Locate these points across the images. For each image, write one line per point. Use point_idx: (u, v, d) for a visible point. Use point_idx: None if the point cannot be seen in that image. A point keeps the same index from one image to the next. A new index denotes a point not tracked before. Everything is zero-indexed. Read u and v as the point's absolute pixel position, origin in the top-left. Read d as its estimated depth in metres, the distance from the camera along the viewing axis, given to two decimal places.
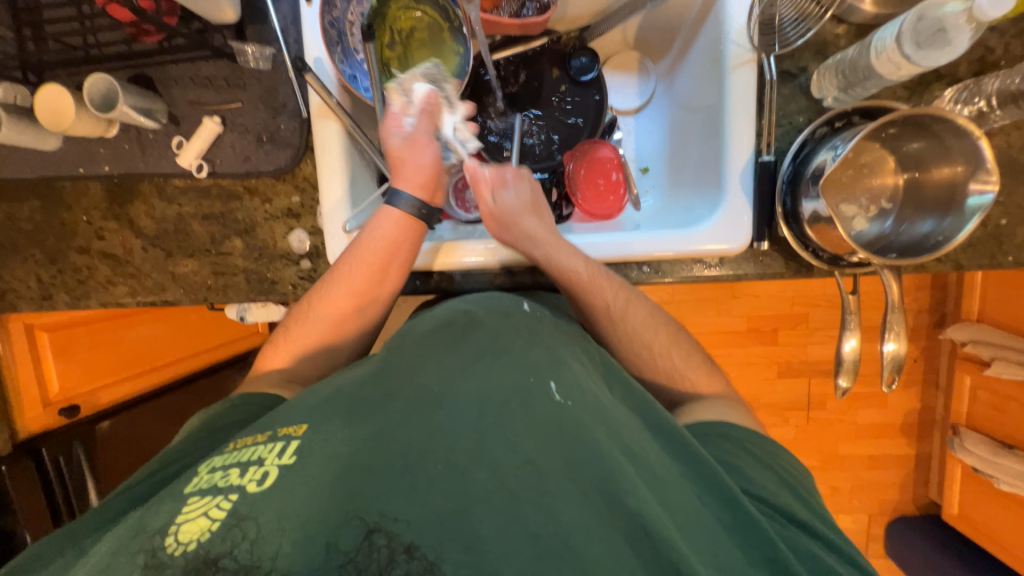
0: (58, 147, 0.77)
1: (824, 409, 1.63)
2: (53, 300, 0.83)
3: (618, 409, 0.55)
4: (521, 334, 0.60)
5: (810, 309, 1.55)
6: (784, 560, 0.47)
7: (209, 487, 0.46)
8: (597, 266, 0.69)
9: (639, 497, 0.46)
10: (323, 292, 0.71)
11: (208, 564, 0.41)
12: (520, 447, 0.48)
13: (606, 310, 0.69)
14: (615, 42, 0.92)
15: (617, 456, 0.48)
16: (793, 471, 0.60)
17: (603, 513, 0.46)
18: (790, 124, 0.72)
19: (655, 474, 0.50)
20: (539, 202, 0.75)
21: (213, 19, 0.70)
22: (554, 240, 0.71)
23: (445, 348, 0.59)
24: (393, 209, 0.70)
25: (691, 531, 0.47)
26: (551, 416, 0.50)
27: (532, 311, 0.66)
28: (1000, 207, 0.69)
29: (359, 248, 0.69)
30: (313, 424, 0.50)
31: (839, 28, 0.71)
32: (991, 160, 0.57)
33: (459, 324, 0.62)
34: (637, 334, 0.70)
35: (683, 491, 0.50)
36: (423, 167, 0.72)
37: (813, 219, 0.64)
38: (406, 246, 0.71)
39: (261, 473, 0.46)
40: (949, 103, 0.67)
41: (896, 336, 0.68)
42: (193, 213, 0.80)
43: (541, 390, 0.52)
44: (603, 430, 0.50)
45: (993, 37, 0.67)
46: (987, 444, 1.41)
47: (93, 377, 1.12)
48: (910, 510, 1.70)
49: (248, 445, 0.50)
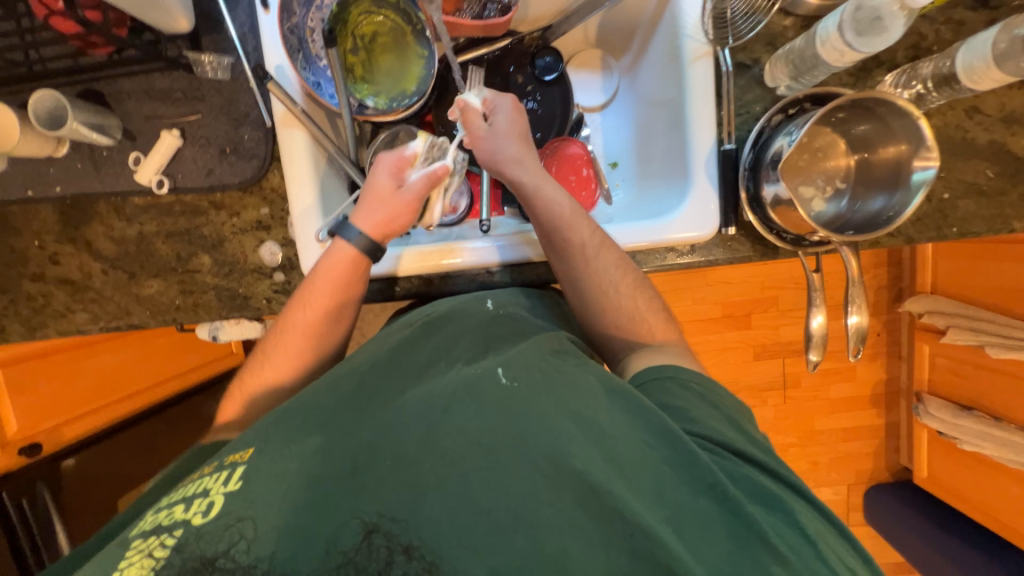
0: (3, 169, 0.73)
1: (799, 387, 1.70)
2: (5, 332, 0.79)
3: (565, 373, 0.54)
4: (475, 337, 0.61)
5: (780, 292, 1.61)
6: (723, 489, 0.47)
7: (153, 527, 0.46)
8: (577, 203, 0.70)
9: (583, 457, 0.46)
10: (278, 337, 0.68)
11: (205, 564, 0.42)
12: (469, 431, 0.47)
13: (581, 248, 0.68)
14: (577, 41, 0.94)
15: (558, 421, 0.48)
16: (738, 408, 0.60)
17: (551, 477, 0.45)
18: (748, 113, 0.75)
19: (602, 432, 0.49)
20: (525, 132, 0.75)
21: (166, 29, 0.68)
22: (539, 170, 0.71)
23: (402, 349, 0.61)
24: (346, 244, 0.68)
25: (635, 480, 0.47)
26: (500, 399, 0.49)
27: (495, 309, 0.68)
28: (942, 182, 0.74)
29: (306, 288, 0.68)
30: (262, 446, 0.50)
31: (787, 20, 0.74)
32: (931, 137, 0.60)
33: (418, 326, 0.65)
34: (608, 277, 0.68)
35: (628, 440, 0.49)
36: (394, 222, 0.70)
37: (775, 202, 0.67)
38: (360, 278, 0.69)
39: (206, 504, 0.46)
40: (890, 87, 0.72)
41: (858, 309, 0.71)
42: (156, 231, 0.77)
43: (489, 376, 0.52)
44: (545, 398, 0.50)
45: (924, 25, 0.72)
46: (948, 407, 1.49)
47: (52, 413, 1.05)
48: (884, 476, 1.79)
49: (194, 479, 0.50)
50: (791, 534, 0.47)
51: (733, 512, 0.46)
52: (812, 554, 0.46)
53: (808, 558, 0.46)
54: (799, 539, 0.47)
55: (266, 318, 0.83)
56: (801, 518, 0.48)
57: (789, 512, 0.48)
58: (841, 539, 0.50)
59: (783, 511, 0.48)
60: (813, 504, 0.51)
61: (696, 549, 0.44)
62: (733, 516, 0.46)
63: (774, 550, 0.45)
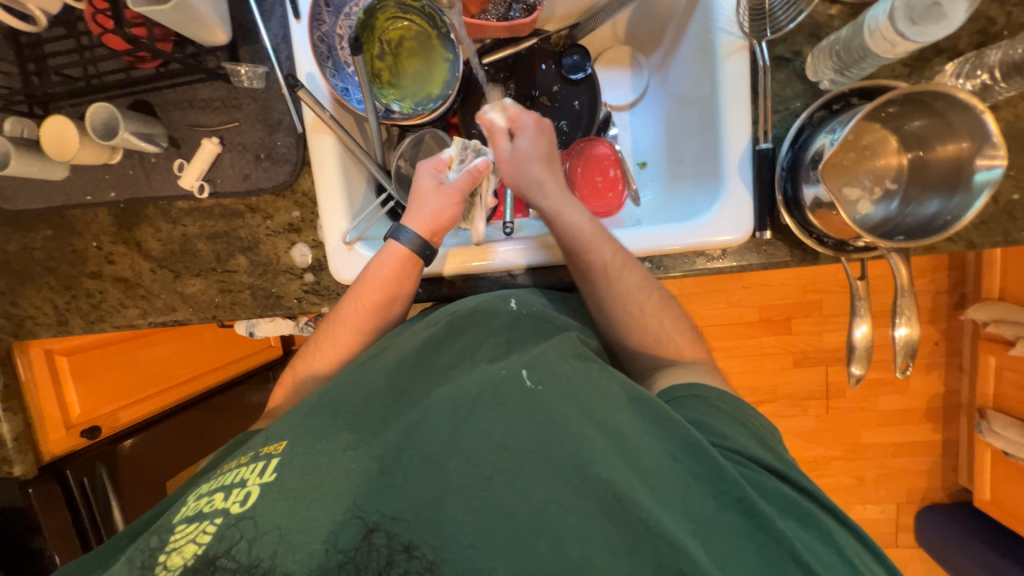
0: (66, 176, 0.79)
1: (843, 397, 1.59)
2: (68, 325, 0.86)
3: (590, 379, 0.53)
4: (500, 337, 0.61)
5: (824, 296, 1.52)
6: (751, 502, 0.45)
7: (194, 514, 0.47)
8: (600, 224, 0.69)
9: (606, 463, 0.45)
10: (330, 327, 0.71)
11: (207, 564, 0.43)
12: (492, 434, 0.47)
13: (602, 267, 0.67)
14: (606, 38, 0.92)
15: (581, 425, 0.48)
16: (766, 427, 0.57)
17: (574, 485, 0.45)
18: (787, 109, 0.71)
19: (625, 441, 0.48)
20: (553, 155, 0.76)
21: (206, 41, 0.71)
22: (558, 193, 0.71)
23: (428, 347, 0.60)
24: (397, 244, 0.70)
25: (661, 491, 0.45)
26: (523, 401, 0.50)
27: (520, 309, 0.66)
28: (1011, 181, 0.67)
29: (362, 284, 0.70)
30: (296, 439, 0.50)
31: (832, 9, 0.69)
32: (997, 134, 0.55)
33: (443, 325, 0.64)
34: (631, 297, 0.67)
35: (650, 449, 0.48)
36: (435, 212, 0.72)
37: (815, 205, 0.63)
38: (408, 277, 0.71)
39: (244, 494, 0.47)
40: (951, 77, 0.65)
41: (907, 320, 0.66)
42: (198, 233, 0.82)
43: (514, 379, 0.52)
44: (566, 403, 0.50)
45: (993, 7, 0.65)
46: (1016, 425, 1.35)
47: (110, 397, 1.15)
48: (939, 497, 1.66)
49: (232, 469, 0.51)
50: (829, 554, 0.44)
51: (764, 528, 0.44)
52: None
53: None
54: (838, 560, 0.44)
55: (298, 317, 0.86)
56: (840, 539, 0.45)
57: (826, 531, 0.46)
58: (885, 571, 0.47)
59: (820, 529, 0.46)
60: (853, 530, 0.48)
61: (724, 564, 0.42)
62: (764, 532, 0.44)
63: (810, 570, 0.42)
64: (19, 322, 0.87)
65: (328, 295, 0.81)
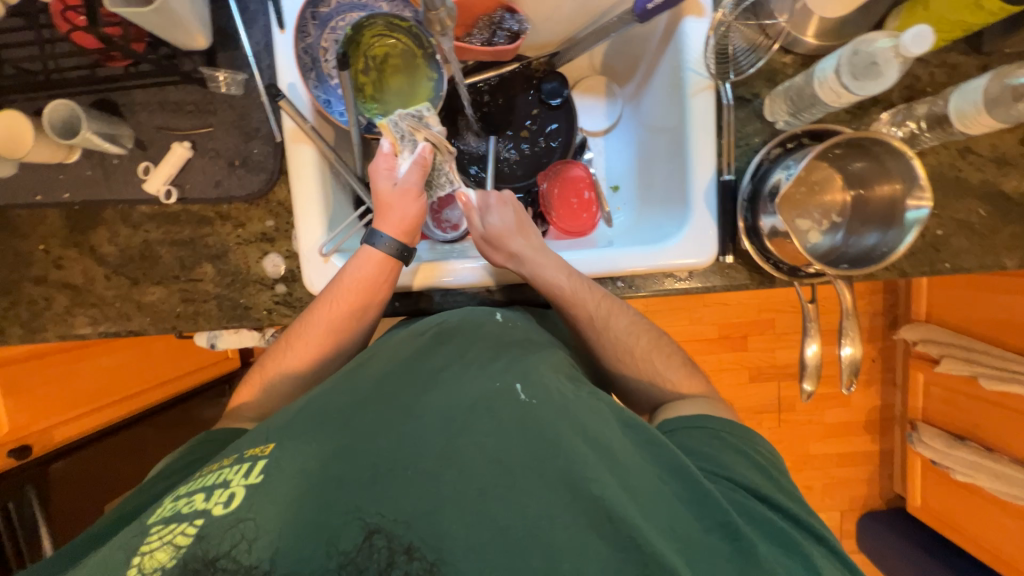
0: (14, 173, 0.74)
1: (793, 411, 1.70)
2: (4, 334, 0.79)
3: (583, 398, 0.55)
4: (489, 344, 0.62)
5: (776, 315, 1.62)
6: (740, 531, 0.48)
7: (172, 515, 0.45)
8: (579, 278, 0.72)
9: (600, 482, 0.47)
10: (301, 328, 0.70)
11: (207, 565, 0.41)
12: (486, 447, 0.49)
13: (590, 321, 0.71)
14: (583, 67, 0.97)
15: (576, 443, 0.49)
16: (771, 456, 0.62)
17: (567, 502, 0.46)
18: (747, 145, 0.77)
19: (618, 462, 0.50)
20: (523, 220, 0.77)
21: (183, 45, 0.70)
22: (535, 256, 0.72)
23: (418, 358, 0.60)
24: (372, 249, 0.69)
25: (652, 511, 0.48)
26: (517, 416, 0.51)
27: (505, 320, 0.68)
28: (935, 218, 0.76)
29: (338, 285, 0.69)
30: (284, 441, 0.49)
31: (786, 57, 0.77)
32: (923, 178, 0.62)
33: (430, 335, 0.64)
34: (623, 344, 0.71)
35: (643, 471, 0.51)
36: (407, 216, 0.71)
37: (772, 233, 0.69)
38: (385, 285, 0.71)
39: (227, 495, 0.45)
40: (887, 125, 0.73)
41: (852, 340, 0.72)
42: (160, 239, 0.78)
43: (508, 394, 0.53)
44: (563, 421, 0.51)
45: (919, 67, 0.74)
46: (941, 436, 1.49)
47: (47, 412, 1.05)
48: (877, 504, 1.79)
49: (213, 470, 0.49)
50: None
51: (747, 551, 0.47)
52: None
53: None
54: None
55: (266, 328, 0.84)
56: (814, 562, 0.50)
57: (806, 557, 0.50)
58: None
59: (801, 557, 0.49)
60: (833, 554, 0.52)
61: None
62: (750, 559, 0.47)
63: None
64: None
65: (300, 307, 0.79)
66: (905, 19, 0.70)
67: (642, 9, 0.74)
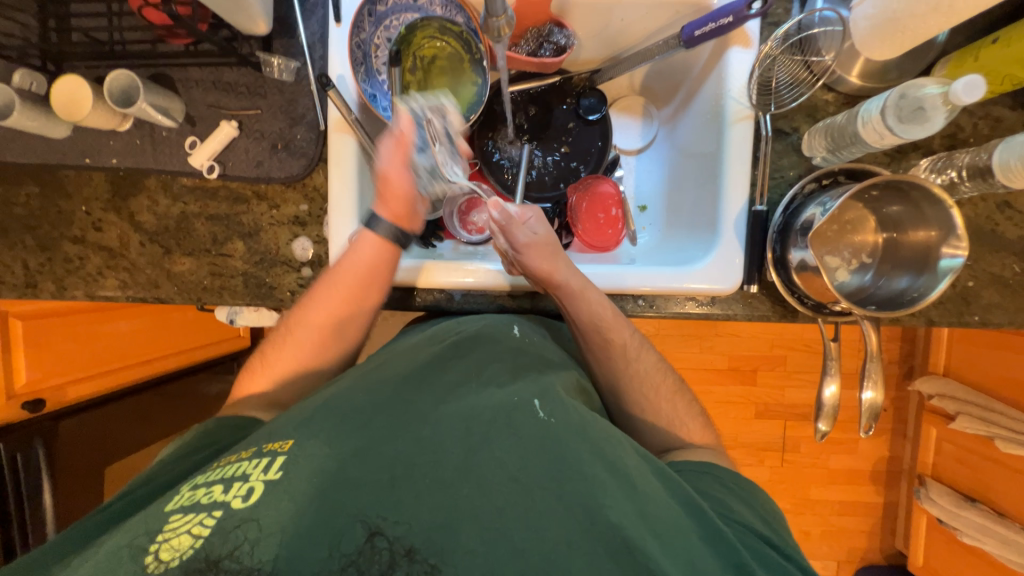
0: (67, 136, 0.77)
1: (798, 452, 1.66)
2: (37, 288, 0.81)
3: (600, 422, 0.56)
4: (506, 361, 0.62)
5: (789, 352, 1.60)
6: (750, 569, 0.48)
7: (192, 504, 0.46)
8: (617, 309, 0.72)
9: (616, 509, 0.47)
10: (299, 315, 0.72)
11: (209, 564, 0.41)
12: (507, 464, 0.49)
13: (623, 348, 0.71)
14: (622, 87, 0.98)
15: (596, 469, 0.49)
16: (777, 511, 0.61)
17: (584, 526, 0.46)
18: (782, 178, 0.77)
19: (635, 488, 0.50)
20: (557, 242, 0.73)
21: (243, 29, 0.72)
22: (580, 279, 0.71)
23: (434, 369, 0.61)
24: (370, 232, 0.70)
25: (670, 545, 0.47)
26: (537, 433, 0.51)
27: (522, 336, 0.68)
28: (968, 270, 0.75)
29: (337, 268, 0.70)
30: (302, 439, 0.51)
31: (829, 95, 0.77)
32: (961, 227, 0.61)
33: (448, 344, 0.66)
34: (638, 369, 0.71)
35: (659, 503, 0.50)
36: (397, 197, 0.70)
37: (800, 267, 0.68)
38: (380, 273, 0.71)
39: (246, 488, 0.46)
40: (925, 171, 0.73)
41: (872, 383, 0.71)
42: (197, 212, 0.80)
43: (528, 409, 0.53)
44: (581, 444, 0.51)
45: (963, 117, 0.74)
46: (950, 495, 1.45)
47: (62, 371, 1.06)
48: (877, 558, 1.73)
49: (232, 462, 0.50)
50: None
51: None
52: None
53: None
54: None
55: (287, 309, 0.85)
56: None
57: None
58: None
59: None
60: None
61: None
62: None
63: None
64: None
65: None
66: (953, 68, 0.70)
67: (689, 35, 0.75)
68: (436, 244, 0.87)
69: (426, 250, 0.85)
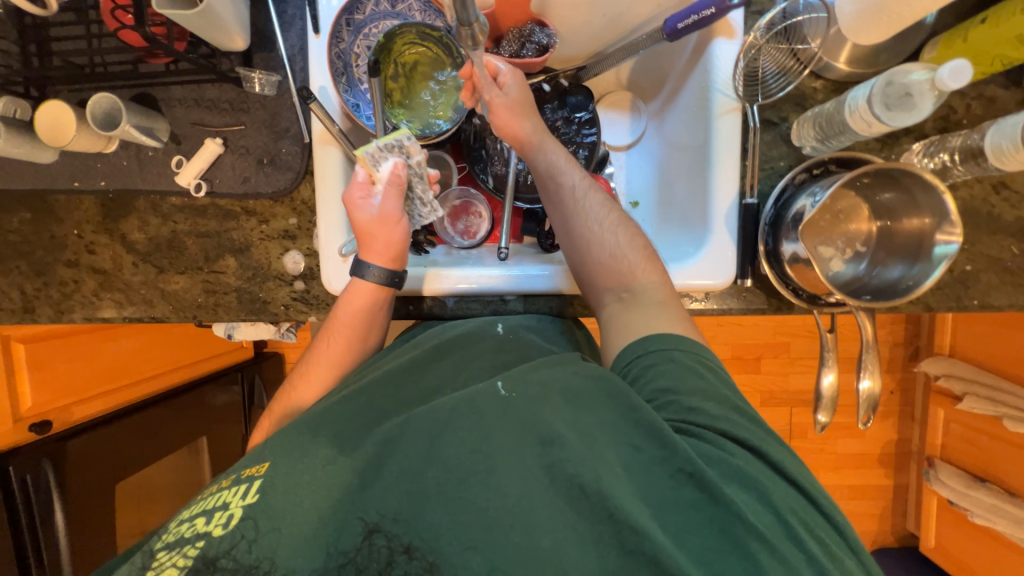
0: (54, 160, 0.77)
1: (805, 438, 1.66)
2: (34, 313, 0.82)
3: (555, 375, 0.54)
4: (484, 363, 0.65)
5: (792, 339, 1.59)
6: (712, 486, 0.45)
7: (175, 539, 0.47)
8: (576, 170, 0.72)
9: (575, 461, 0.45)
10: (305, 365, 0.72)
11: (207, 564, 0.44)
12: (469, 440, 0.47)
13: (571, 191, 0.70)
14: (609, 82, 0.97)
15: (556, 425, 0.48)
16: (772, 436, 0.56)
17: (546, 484, 0.45)
18: (772, 169, 0.76)
19: (590, 434, 0.48)
20: (529, 96, 0.75)
21: (222, 46, 0.72)
22: (540, 132, 0.73)
23: (408, 372, 0.64)
24: (362, 282, 0.70)
25: (626, 477, 0.46)
26: (496, 408, 0.50)
27: (505, 333, 0.71)
28: (965, 253, 0.74)
29: (335, 317, 0.72)
30: (277, 460, 0.50)
31: (817, 83, 0.75)
32: (955, 213, 0.60)
33: (428, 348, 0.68)
34: (594, 213, 0.69)
35: (610, 438, 0.48)
36: (393, 241, 0.71)
37: (793, 259, 0.68)
38: (379, 313, 0.73)
39: (226, 517, 0.46)
40: (918, 155, 0.72)
41: (870, 373, 0.70)
42: (187, 230, 0.80)
43: (488, 389, 0.52)
44: (541, 408, 0.50)
45: (955, 98, 0.72)
46: (960, 476, 1.43)
47: (69, 392, 1.08)
48: (888, 541, 1.73)
49: (214, 492, 0.50)
50: (767, 516, 0.46)
51: (722, 510, 0.44)
52: (789, 538, 0.45)
53: (784, 541, 0.44)
54: (775, 521, 0.45)
55: (282, 322, 0.85)
56: (789, 506, 0.47)
57: (765, 493, 0.47)
58: (829, 529, 0.48)
59: (758, 492, 0.47)
60: (799, 490, 0.49)
61: (680, 540, 0.44)
62: (714, 501, 0.45)
63: (758, 534, 0.43)
64: None
65: (317, 304, 0.80)
66: (942, 50, 0.68)
67: (672, 28, 0.73)
68: (428, 250, 0.85)
69: (420, 257, 0.83)
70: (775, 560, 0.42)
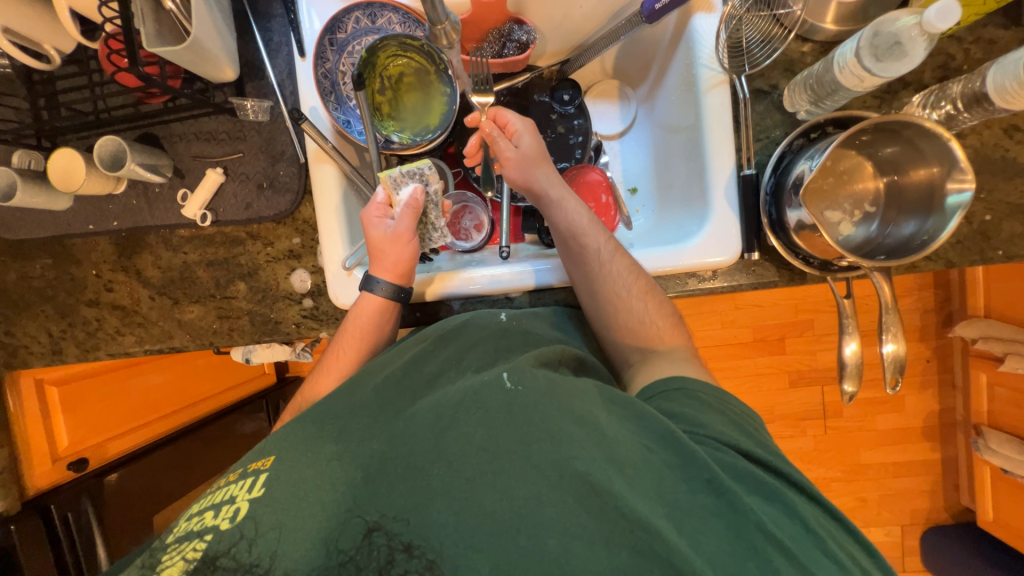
0: (70, 207, 0.81)
1: (840, 417, 1.60)
2: (62, 354, 0.85)
3: (569, 381, 0.53)
4: (487, 351, 0.65)
5: (816, 315, 1.54)
6: (722, 484, 0.45)
7: (186, 533, 0.47)
8: (597, 219, 0.73)
9: (583, 459, 0.45)
10: (317, 376, 0.73)
11: (207, 563, 0.44)
12: (473, 436, 0.47)
13: (596, 253, 0.70)
14: (594, 73, 0.97)
15: (564, 425, 0.47)
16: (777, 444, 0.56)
17: (552, 481, 0.44)
18: (768, 138, 0.75)
19: (604, 435, 0.47)
20: (545, 151, 0.77)
21: (213, 78, 0.75)
22: (564, 187, 0.75)
23: (413, 364, 0.63)
24: (371, 295, 0.72)
25: (636, 481, 0.45)
26: (502, 403, 0.49)
27: (509, 320, 0.71)
28: (982, 203, 0.71)
29: (345, 333, 0.73)
30: (283, 454, 0.51)
31: (805, 46, 0.74)
32: (964, 159, 0.58)
33: (431, 342, 0.67)
34: (621, 279, 0.69)
35: (626, 442, 0.48)
36: (403, 259, 0.72)
37: (798, 227, 0.66)
38: (385, 326, 0.74)
39: (233, 510, 0.47)
40: (918, 107, 0.70)
41: (892, 336, 0.67)
42: (198, 260, 0.83)
43: (495, 382, 0.51)
44: (550, 406, 0.49)
45: (952, 45, 0.70)
46: (1012, 443, 1.35)
47: (100, 430, 1.11)
48: (942, 518, 1.65)
49: (221, 487, 0.51)
50: (793, 527, 0.45)
51: (733, 510, 0.44)
52: (812, 544, 0.44)
53: (805, 549, 0.43)
54: (800, 530, 0.45)
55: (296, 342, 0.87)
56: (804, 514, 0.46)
57: (781, 501, 0.46)
58: (846, 537, 0.47)
59: (783, 503, 0.46)
60: (820, 505, 0.48)
61: (695, 542, 0.42)
62: (733, 509, 0.44)
63: (775, 542, 0.42)
64: (13, 351, 0.86)
65: (327, 320, 0.82)
66: None
67: (649, 10, 0.74)
68: (432, 257, 0.85)
69: (424, 265, 0.83)
70: (796, 566, 0.41)
